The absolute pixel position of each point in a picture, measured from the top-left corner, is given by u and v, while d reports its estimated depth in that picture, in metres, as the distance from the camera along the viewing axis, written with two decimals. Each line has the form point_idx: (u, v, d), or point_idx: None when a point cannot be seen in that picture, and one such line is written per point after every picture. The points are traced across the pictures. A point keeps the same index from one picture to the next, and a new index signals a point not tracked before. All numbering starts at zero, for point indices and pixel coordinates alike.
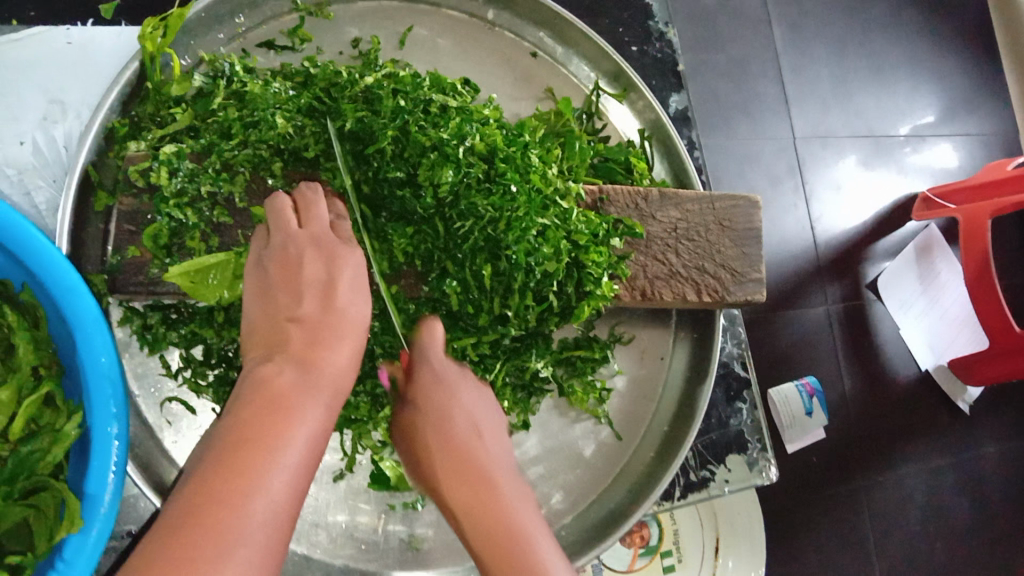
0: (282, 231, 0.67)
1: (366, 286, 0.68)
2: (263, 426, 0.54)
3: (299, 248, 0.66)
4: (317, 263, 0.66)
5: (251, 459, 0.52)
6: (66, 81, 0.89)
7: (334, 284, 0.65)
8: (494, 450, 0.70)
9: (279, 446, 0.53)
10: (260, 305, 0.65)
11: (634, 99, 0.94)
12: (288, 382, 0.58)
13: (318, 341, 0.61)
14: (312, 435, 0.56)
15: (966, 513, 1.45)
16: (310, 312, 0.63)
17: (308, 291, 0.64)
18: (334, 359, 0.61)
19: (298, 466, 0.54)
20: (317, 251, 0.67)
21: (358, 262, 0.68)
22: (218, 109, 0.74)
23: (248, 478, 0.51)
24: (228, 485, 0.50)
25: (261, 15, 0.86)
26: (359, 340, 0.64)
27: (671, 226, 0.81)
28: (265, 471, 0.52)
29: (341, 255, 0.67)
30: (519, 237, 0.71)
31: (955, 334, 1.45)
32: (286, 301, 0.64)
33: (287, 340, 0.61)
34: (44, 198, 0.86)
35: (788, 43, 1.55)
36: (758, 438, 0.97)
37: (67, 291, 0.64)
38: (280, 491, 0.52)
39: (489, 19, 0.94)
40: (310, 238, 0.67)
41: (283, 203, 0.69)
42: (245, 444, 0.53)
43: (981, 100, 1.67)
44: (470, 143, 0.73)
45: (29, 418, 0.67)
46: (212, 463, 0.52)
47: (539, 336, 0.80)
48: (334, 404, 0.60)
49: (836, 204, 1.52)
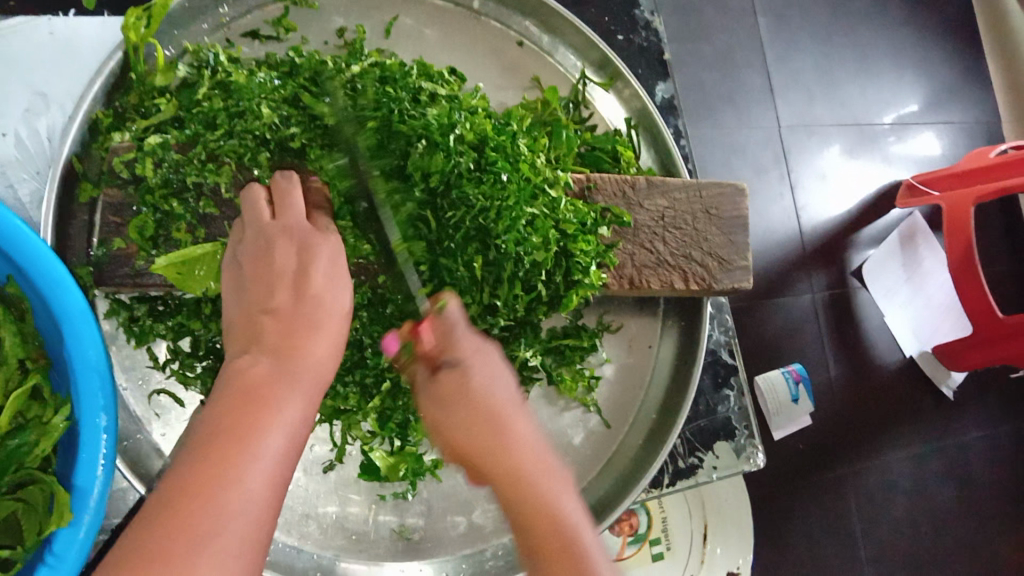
0: (255, 223, 0.67)
1: (343, 274, 0.67)
2: (239, 417, 0.54)
3: (270, 239, 0.66)
4: (288, 252, 0.65)
5: (228, 453, 0.52)
6: (48, 72, 0.88)
7: (306, 272, 0.64)
8: (529, 428, 0.63)
9: (255, 436, 0.53)
10: (237, 300, 0.64)
11: (621, 88, 0.94)
12: (264, 373, 0.57)
13: (293, 332, 0.61)
14: (291, 424, 0.56)
15: (950, 498, 1.46)
16: (282, 303, 0.63)
17: (279, 283, 0.64)
18: (314, 348, 0.61)
19: (276, 455, 0.53)
20: (289, 240, 0.66)
21: (333, 250, 0.67)
22: (203, 99, 0.74)
23: (224, 469, 0.51)
24: (204, 479, 0.50)
25: (245, 5, 0.85)
26: (339, 327, 0.64)
27: (659, 215, 0.82)
28: (242, 463, 0.51)
29: (315, 244, 0.66)
30: (509, 226, 0.72)
31: (940, 320, 1.47)
32: (259, 294, 0.63)
33: (263, 332, 0.61)
34: (27, 191, 0.85)
35: (773, 32, 1.55)
36: (746, 425, 0.98)
37: (53, 283, 0.64)
38: (259, 483, 0.52)
39: (475, 8, 0.94)
40: (281, 228, 0.67)
41: (258, 195, 0.69)
42: (222, 436, 0.53)
43: (963, 88, 1.68)
44: (459, 131, 0.73)
45: (17, 410, 0.66)
46: (189, 457, 0.52)
47: (528, 325, 0.80)
48: (315, 392, 0.59)
49: (821, 194, 1.53)
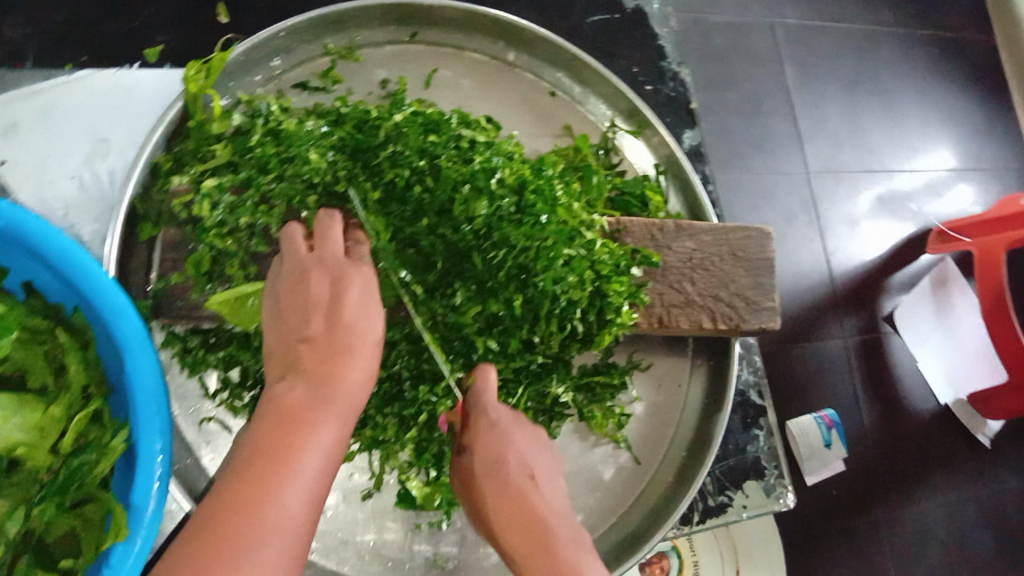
0: (292, 257, 0.71)
1: (375, 301, 0.71)
2: (281, 441, 0.58)
3: (307, 269, 0.70)
4: (323, 282, 0.69)
5: (269, 472, 0.56)
6: (111, 121, 0.94)
7: (340, 301, 0.68)
8: (545, 491, 0.70)
9: (294, 459, 0.57)
10: (274, 327, 0.68)
11: (650, 134, 0.98)
12: (301, 397, 0.62)
13: (328, 358, 0.65)
14: (327, 449, 0.60)
15: (988, 546, 1.44)
16: (317, 331, 0.67)
17: (314, 312, 0.68)
18: (348, 375, 0.64)
19: (313, 478, 0.57)
20: (324, 270, 0.70)
21: (365, 279, 0.71)
22: (256, 146, 0.78)
23: (267, 490, 0.55)
24: (250, 497, 0.54)
25: (295, 58, 0.90)
26: (371, 353, 0.67)
27: (687, 256, 0.85)
28: (283, 483, 0.55)
29: (348, 275, 0.70)
30: (547, 265, 0.76)
31: (971, 367, 1.41)
32: (295, 323, 0.67)
33: (299, 360, 0.65)
34: (90, 230, 0.90)
35: (801, 81, 1.59)
36: (775, 464, 0.99)
37: (116, 312, 0.68)
38: (298, 502, 0.55)
39: (510, 60, 0.99)
40: (317, 260, 0.70)
41: (295, 234, 0.72)
42: (263, 457, 0.57)
43: (991, 136, 1.70)
44: (500, 176, 0.78)
45: (79, 433, 0.70)
46: (233, 477, 0.56)
47: (560, 362, 0.83)
48: (349, 417, 0.63)
49: (851, 241, 1.54)
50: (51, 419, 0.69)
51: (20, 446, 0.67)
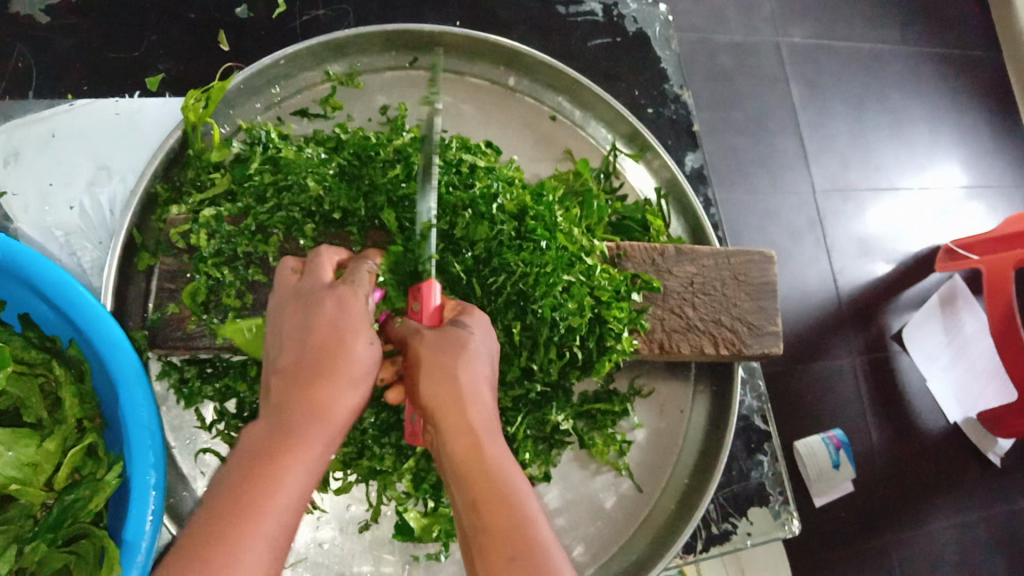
0: (281, 289, 0.68)
1: (364, 321, 0.65)
2: (243, 484, 0.55)
3: (286, 302, 0.66)
4: (299, 314, 0.65)
5: (227, 528, 0.52)
6: (112, 148, 0.94)
7: (310, 329, 0.63)
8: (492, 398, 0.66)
9: (258, 505, 0.54)
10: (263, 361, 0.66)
11: (650, 158, 0.98)
12: (266, 433, 0.59)
13: (295, 390, 0.60)
14: (290, 491, 0.56)
15: (999, 570, 1.42)
16: (286, 362, 0.63)
17: (287, 342, 0.64)
18: (315, 404, 0.60)
19: (274, 530, 0.54)
20: (298, 302, 0.65)
21: (343, 297, 0.65)
22: (254, 173, 0.79)
23: (223, 549, 0.51)
24: (205, 556, 0.51)
25: (295, 85, 0.91)
26: (348, 372, 0.62)
27: (688, 281, 0.84)
28: (241, 540, 0.52)
29: (322, 295, 0.65)
30: (547, 292, 0.75)
31: (982, 386, 1.47)
32: (271, 355, 0.64)
33: (269, 394, 0.62)
34: (90, 258, 0.90)
35: (805, 99, 1.59)
36: (780, 491, 0.98)
37: (112, 346, 0.68)
38: (256, 559, 0.52)
39: (510, 85, 0.99)
40: (295, 291, 0.66)
41: (287, 266, 0.70)
42: (223, 509, 0.54)
43: (998, 153, 1.69)
44: (501, 201, 0.78)
45: (73, 468, 0.70)
46: (196, 527, 0.53)
47: (560, 389, 0.82)
48: (324, 444, 0.59)
49: (859, 259, 1.53)
50: (45, 455, 0.69)
51: (14, 482, 0.67)
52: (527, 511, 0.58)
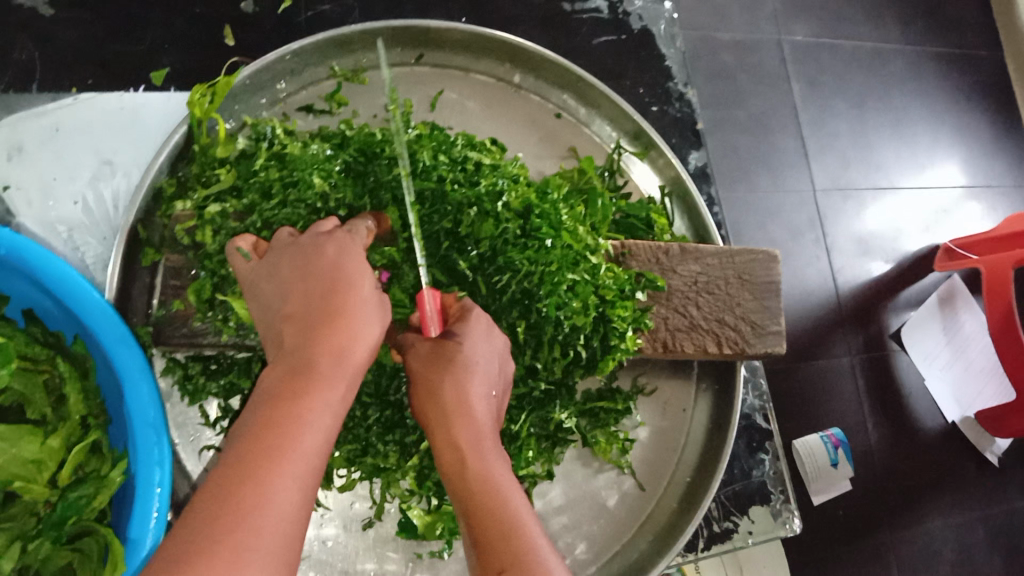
0: (277, 243, 0.70)
1: (360, 258, 0.68)
2: (268, 426, 0.54)
3: (287, 253, 0.68)
4: (302, 260, 0.67)
5: (259, 461, 0.51)
6: (115, 143, 0.94)
7: (320, 271, 0.66)
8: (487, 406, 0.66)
9: (286, 442, 0.53)
10: (262, 310, 0.66)
11: (656, 157, 0.98)
12: (284, 377, 0.58)
13: (310, 329, 0.62)
14: (320, 425, 0.56)
15: (996, 568, 1.43)
16: (296, 307, 0.64)
17: (294, 289, 0.65)
18: (336, 341, 0.61)
19: (305, 460, 0.53)
20: (303, 251, 0.68)
21: (345, 245, 0.69)
22: (260, 169, 0.78)
23: (256, 482, 0.50)
24: (236, 490, 0.50)
25: (300, 81, 0.90)
26: (363, 312, 0.64)
27: (692, 280, 0.84)
28: (273, 473, 0.51)
29: (324, 248, 0.68)
30: (551, 290, 0.76)
31: (982, 385, 1.46)
32: (277, 305, 0.65)
33: (282, 337, 0.63)
34: (93, 253, 0.90)
35: (807, 98, 1.59)
36: (781, 489, 0.98)
37: (117, 343, 0.68)
38: (289, 492, 0.51)
39: (515, 82, 0.98)
40: (296, 245, 0.69)
41: (285, 231, 0.72)
42: (253, 443, 0.53)
43: (999, 153, 1.69)
44: (506, 199, 0.77)
45: (77, 465, 0.70)
46: (222, 464, 0.52)
47: (564, 387, 0.82)
48: (343, 377, 0.60)
49: (859, 257, 1.54)
50: (49, 452, 0.69)
51: (18, 480, 0.67)
52: (517, 517, 0.57)
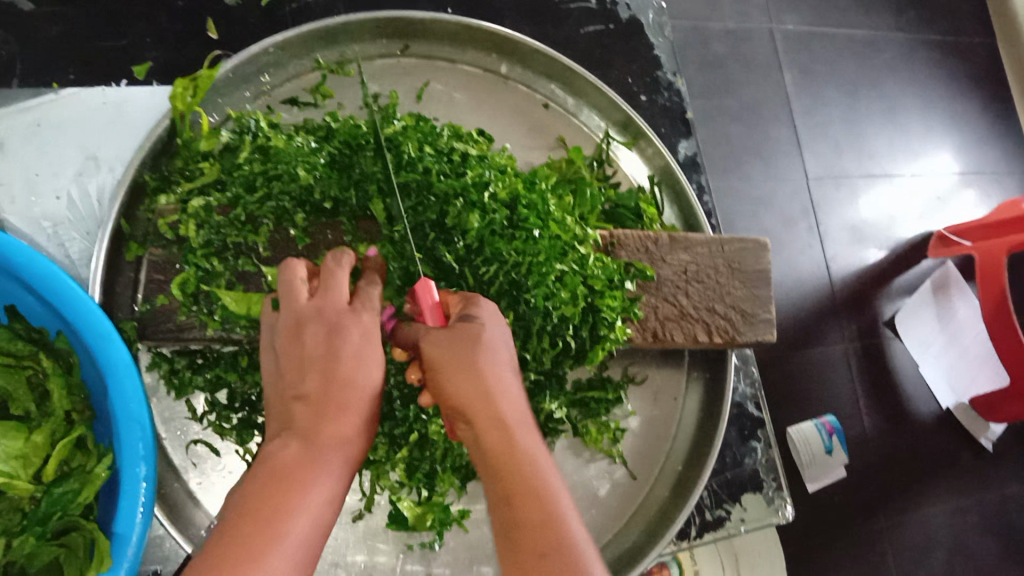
0: (290, 306, 0.67)
1: (376, 348, 0.67)
2: (267, 496, 0.57)
3: (303, 321, 0.67)
4: (319, 335, 0.66)
5: (255, 535, 0.55)
6: (99, 138, 0.93)
7: (335, 356, 0.65)
8: (517, 389, 0.64)
9: (283, 519, 0.56)
10: (274, 384, 0.66)
11: (644, 146, 0.97)
12: (292, 457, 0.60)
13: (321, 416, 0.63)
14: (318, 505, 0.59)
15: (991, 553, 1.43)
16: (312, 388, 0.64)
17: (310, 368, 0.65)
18: (340, 431, 0.63)
19: (301, 538, 0.56)
20: (322, 323, 0.67)
21: (366, 329, 0.68)
22: (244, 163, 0.78)
23: (252, 554, 0.53)
24: (233, 561, 0.53)
25: (285, 73, 0.90)
26: (367, 406, 0.65)
27: (682, 269, 0.84)
28: (268, 548, 0.54)
29: (346, 327, 0.67)
30: (539, 281, 0.75)
31: (976, 371, 1.45)
32: (293, 379, 0.65)
33: (293, 420, 0.63)
34: (78, 248, 0.90)
35: (799, 87, 1.58)
36: (773, 477, 0.98)
37: (101, 337, 0.67)
38: (282, 566, 0.54)
39: (503, 73, 0.98)
40: (314, 310, 0.67)
41: (295, 272, 0.69)
42: (251, 517, 0.56)
43: (991, 140, 1.69)
44: (493, 190, 0.77)
45: (62, 460, 0.70)
46: (220, 536, 0.55)
47: (553, 378, 0.82)
48: (344, 476, 0.62)
49: (853, 245, 1.53)
50: (34, 447, 0.69)
51: (2, 475, 0.67)
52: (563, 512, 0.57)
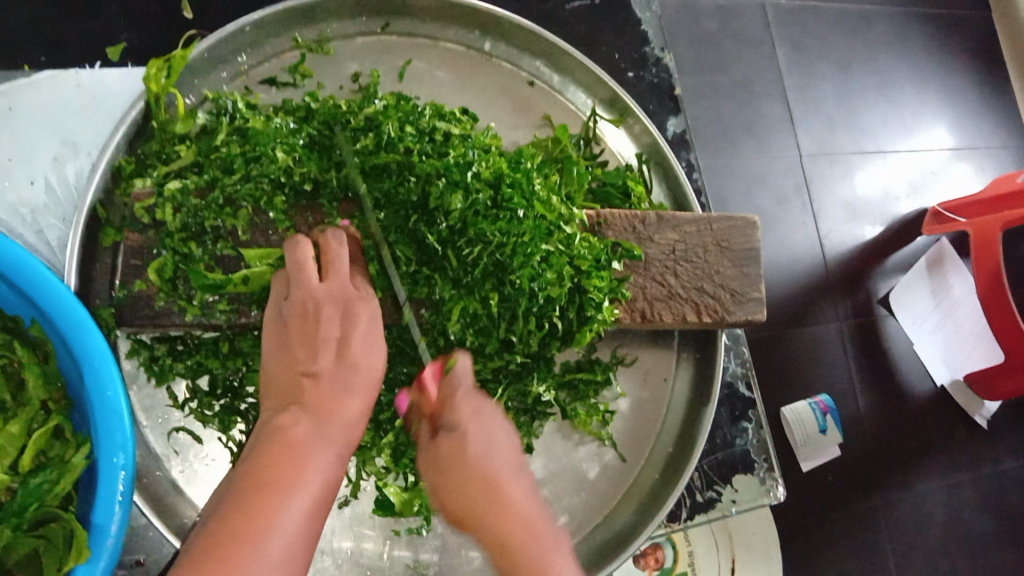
0: (302, 287, 0.70)
1: (381, 338, 0.72)
2: (275, 466, 0.60)
3: (319, 305, 0.70)
4: (334, 321, 0.71)
5: (267, 502, 0.57)
6: (74, 122, 0.91)
7: (347, 339, 0.70)
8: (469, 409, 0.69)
9: (294, 490, 0.58)
10: (277, 358, 0.69)
11: (632, 123, 0.95)
12: (303, 432, 0.63)
13: (329, 396, 0.67)
14: (323, 478, 0.61)
15: (987, 529, 1.43)
16: (324, 367, 0.69)
17: (323, 348, 0.69)
18: (346, 412, 0.67)
19: (308, 506, 0.58)
20: (335, 307, 0.71)
21: (372, 315, 0.72)
22: (221, 145, 0.77)
23: (266, 517, 0.55)
24: (247, 525, 0.55)
25: (262, 53, 0.88)
26: (372, 391, 0.70)
27: (669, 248, 0.82)
28: (281, 511, 0.56)
29: (356, 311, 0.71)
30: (524, 262, 0.74)
31: (971, 347, 1.41)
32: (303, 357, 0.69)
33: (302, 395, 0.67)
34: (55, 235, 0.88)
35: (792, 62, 1.56)
36: (765, 458, 0.97)
37: (75, 326, 0.66)
38: (295, 529, 0.56)
39: (487, 50, 0.96)
40: (329, 294, 0.71)
41: (304, 252, 0.71)
42: (263, 486, 0.58)
43: (987, 114, 1.67)
44: (476, 169, 0.75)
45: (39, 450, 0.69)
46: (230, 504, 0.57)
47: (541, 360, 0.82)
48: (345, 453, 0.65)
49: (846, 222, 1.52)
50: (9, 438, 0.68)
51: None
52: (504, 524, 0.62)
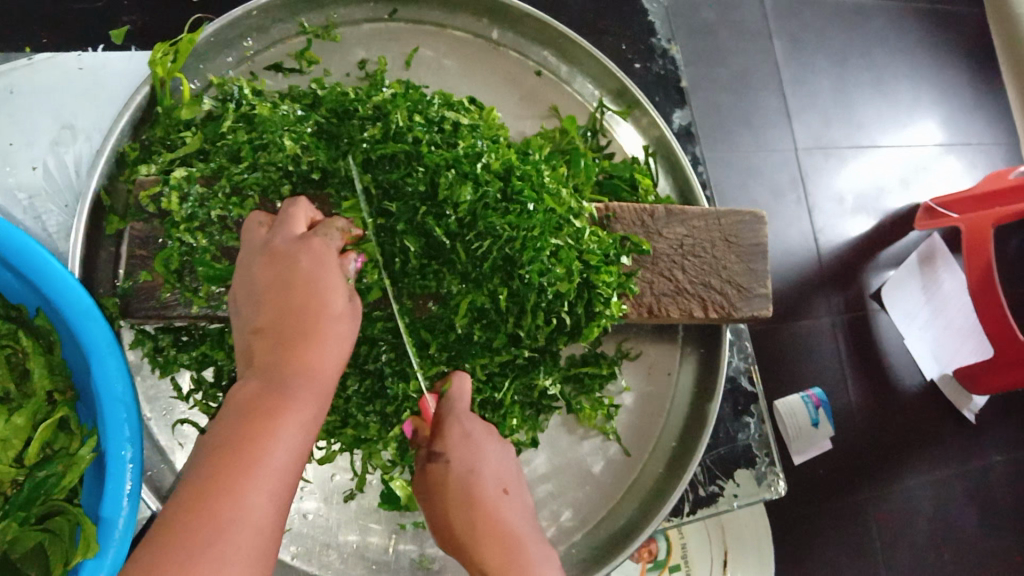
0: (248, 249, 0.67)
1: (334, 272, 0.66)
2: (238, 431, 0.57)
3: (257, 258, 0.66)
4: (272, 266, 0.65)
5: (234, 477, 0.54)
6: (75, 106, 0.89)
7: (289, 281, 0.64)
8: (494, 466, 0.72)
9: (260, 452, 0.56)
10: (235, 322, 0.66)
11: (639, 116, 0.95)
12: (257, 390, 0.60)
13: (282, 343, 0.62)
14: (291, 442, 0.58)
15: (973, 524, 1.44)
16: (267, 319, 0.64)
17: (264, 300, 0.64)
18: (302, 356, 0.62)
19: (276, 477, 0.56)
20: (273, 254, 0.66)
21: (320, 254, 0.66)
22: (228, 132, 0.75)
23: (231, 493, 0.53)
24: (213, 502, 0.52)
25: (268, 38, 0.86)
26: (327, 326, 0.64)
27: (677, 243, 0.82)
28: (247, 488, 0.53)
29: (301, 252, 0.66)
30: (534, 256, 0.73)
31: (960, 342, 1.45)
32: (248, 314, 0.65)
33: (255, 354, 0.63)
34: (55, 221, 0.86)
35: (789, 55, 1.56)
36: (766, 453, 0.98)
37: (81, 317, 0.65)
38: (260, 510, 0.53)
39: (494, 39, 0.95)
40: (266, 246, 0.67)
41: (252, 225, 0.69)
42: (226, 455, 0.55)
43: (981, 110, 1.67)
44: (486, 161, 0.75)
45: (45, 443, 0.69)
46: (199, 477, 0.54)
47: (547, 354, 0.81)
48: (311, 400, 0.61)
49: (839, 216, 1.52)
50: (14, 429, 0.68)
51: None
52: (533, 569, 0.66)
